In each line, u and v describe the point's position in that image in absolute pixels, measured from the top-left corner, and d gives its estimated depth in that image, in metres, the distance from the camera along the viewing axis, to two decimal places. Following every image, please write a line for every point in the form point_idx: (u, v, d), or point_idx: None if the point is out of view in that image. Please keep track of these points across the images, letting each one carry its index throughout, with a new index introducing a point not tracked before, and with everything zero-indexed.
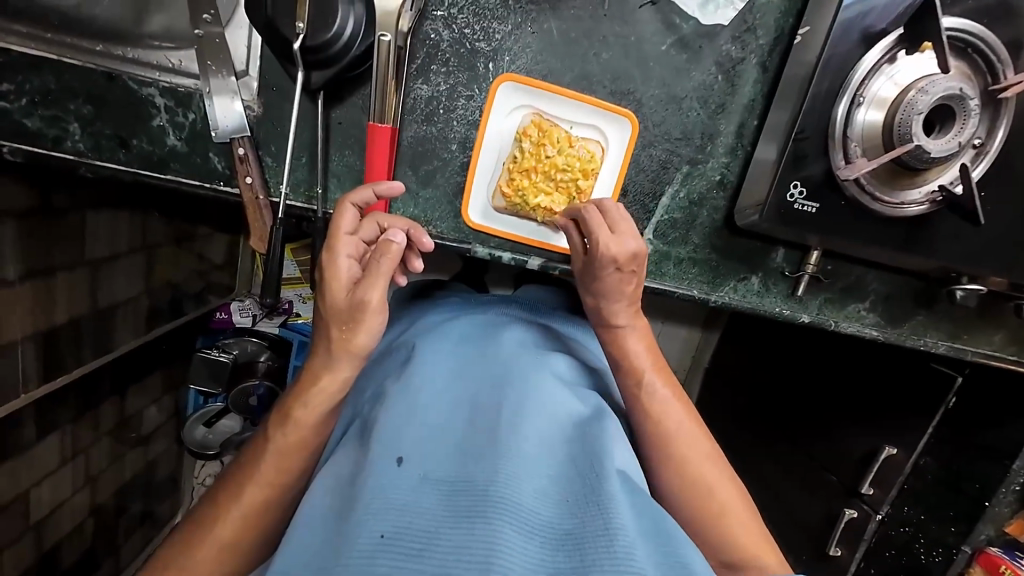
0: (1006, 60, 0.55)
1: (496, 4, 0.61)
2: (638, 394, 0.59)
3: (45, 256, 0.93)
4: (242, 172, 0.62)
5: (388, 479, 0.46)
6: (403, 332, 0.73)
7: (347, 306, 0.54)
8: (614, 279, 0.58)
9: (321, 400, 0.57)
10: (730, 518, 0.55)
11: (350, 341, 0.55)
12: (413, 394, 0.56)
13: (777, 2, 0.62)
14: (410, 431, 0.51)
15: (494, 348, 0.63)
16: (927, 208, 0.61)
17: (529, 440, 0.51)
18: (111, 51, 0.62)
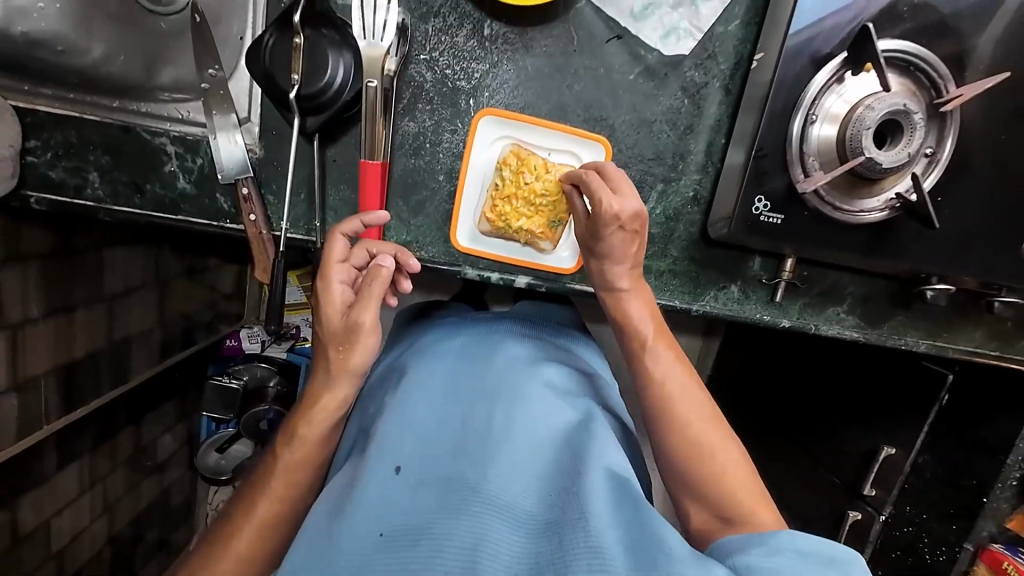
0: (947, 76, 0.60)
1: (474, 45, 0.66)
2: (638, 354, 0.61)
3: (67, 294, 0.98)
4: (247, 210, 0.68)
5: (385, 484, 0.52)
6: (406, 347, 0.76)
7: (343, 328, 0.59)
8: (617, 238, 0.60)
9: (322, 418, 0.61)
10: (728, 476, 0.55)
11: (346, 361, 0.59)
12: (409, 405, 0.60)
13: (734, 31, 0.66)
14: (407, 440, 0.56)
15: (488, 356, 0.67)
16: (887, 214, 0.64)
17: (514, 442, 0.55)
18: (127, 106, 0.68)
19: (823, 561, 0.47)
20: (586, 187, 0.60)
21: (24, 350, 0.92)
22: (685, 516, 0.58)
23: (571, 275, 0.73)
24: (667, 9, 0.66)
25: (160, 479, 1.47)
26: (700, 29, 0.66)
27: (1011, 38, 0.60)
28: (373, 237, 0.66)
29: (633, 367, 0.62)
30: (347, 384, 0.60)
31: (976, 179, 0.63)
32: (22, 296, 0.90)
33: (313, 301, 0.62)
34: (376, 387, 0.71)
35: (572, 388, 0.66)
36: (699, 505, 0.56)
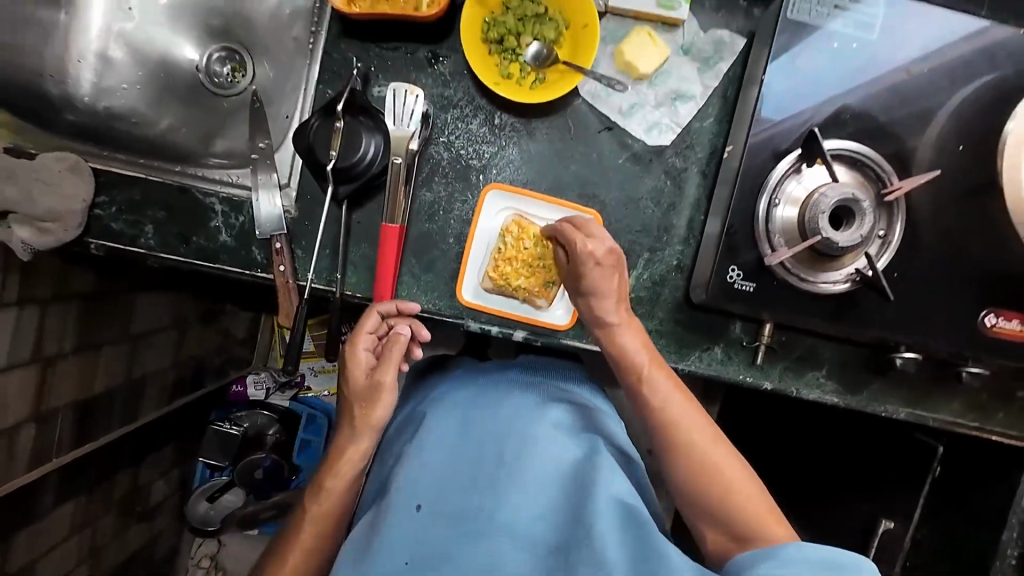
0: (890, 171, 0.69)
1: (485, 131, 0.78)
2: (636, 383, 0.65)
3: (99, 332, 1.05)
4: (277, 262, 0.76)
5: (407, 521, 0.61)
6: (421, 395, 0.83)
7: (365, 387, 0.70)
8: (597, 274, 0.67)
9: (347, 465, 0.70)
10: (737, 491, 0.59)
11: (368, 414, 0.69)
12: (423, 449, 0.67)
13: (709, 127, 0.78)
14: (425, 480, 0.64)
15: (496, 399, 0.73)
16: (849, 286, 0.71)
17: (522, 481, 0.63)
18: (187, 170, 0.79)
19: (829, 563, 0.52)
20: (562, 237, 0.69)
21: (51, 383, 0.97)
22: (701, 538, 0.61)
23: (565, 331, 0.79)
24: (650, 107, 0.77)
25: (148, 525, 1.46)
26: (679, 124, 0.78)
27: (943, 141, 0.70)
28: (385, 300, 0.75)
29: (633, 396, 0.66)
30: (370, 433, 0.70)
31: (926, 258, 0.71)
32: (62, 331, 0.96)
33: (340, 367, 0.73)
34: (395, 433, 0.78)
35: (578, 423, 0.72)
36: (714, 524, 0.60)
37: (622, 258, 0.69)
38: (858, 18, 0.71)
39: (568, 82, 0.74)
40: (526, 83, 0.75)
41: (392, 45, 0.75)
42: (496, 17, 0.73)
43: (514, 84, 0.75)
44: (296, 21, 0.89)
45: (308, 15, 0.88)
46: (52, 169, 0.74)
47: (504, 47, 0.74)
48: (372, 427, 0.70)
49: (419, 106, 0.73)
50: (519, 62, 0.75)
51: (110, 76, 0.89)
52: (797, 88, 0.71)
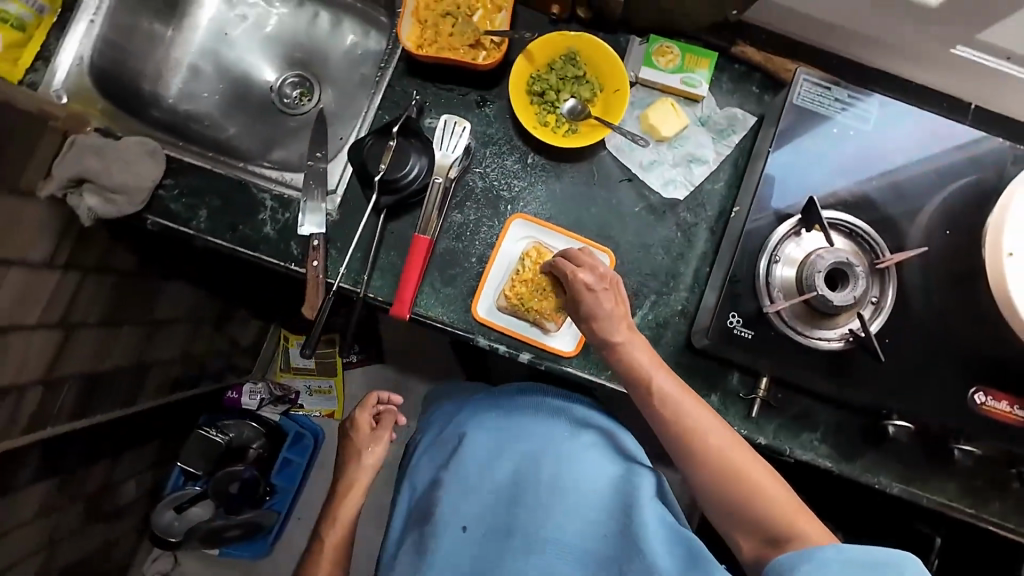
0: (880, 245, 0.76)
1: (518, 168, 0.86)
2: (650, 391, 0.67)
3: (123, 311, 1.09)
4: (311, 257, 0.82)
5: (457, 540, 0.75)
6: (444, 422, 0.93)
7: (362, 440, 0.94)
8: (590, 299, 0.72)
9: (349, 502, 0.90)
10: (766, 491, 0.60)
11: (362, 459, 0.93)
12: (467, 475, 0.79)
13: (719, 190, 0.86)
14: (468, 505, 0.77)
15: (523, 428, 0.83)
16: (842, 345, 0.75)
17: (559, 499, 0.74)
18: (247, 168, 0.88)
19: (874, 564, 0.50)
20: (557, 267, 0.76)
21: (69, 349, 0.99)
22: (737, 545, 0.62)
23: (569, 358, 0.83)
24: (667, 166, 0.86)
25: (109, 526, 1.40)
26: (692, 184, 0.86)
27: (934, 225, 0.77)
28: (403, 310, 0.81)
29: (646, 405, 0.67)
30: (365, 472, 0.92)
31: (916, 330, 0.76)
32: (93, 303, 1.01)
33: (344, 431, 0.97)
34: (430, 453, 0.88)
35: (608, 445, 0.82)
36: (746, 527, 0.60)
37: (617, 284, 0.74)
38: (856, 111, 0.79)
39: (595, 136, 0.84)
40: (560, 132, 0.85)
41: (448, 86, 0.86)
42: (541, 74, 0.85)
43: (549, 130, 0.85)
44: (367, 62, 1.03)
45: (378, 58, 1.03)
46: (132, 149, 0.83)
47: (545, 99, 0.85)
48: (362, 469, 0.92)
49: (465, 139, 0.83)
50: (556, 113, 0.85)
51: (195, 85, 1.03)
52: (803, 163, 0.79)
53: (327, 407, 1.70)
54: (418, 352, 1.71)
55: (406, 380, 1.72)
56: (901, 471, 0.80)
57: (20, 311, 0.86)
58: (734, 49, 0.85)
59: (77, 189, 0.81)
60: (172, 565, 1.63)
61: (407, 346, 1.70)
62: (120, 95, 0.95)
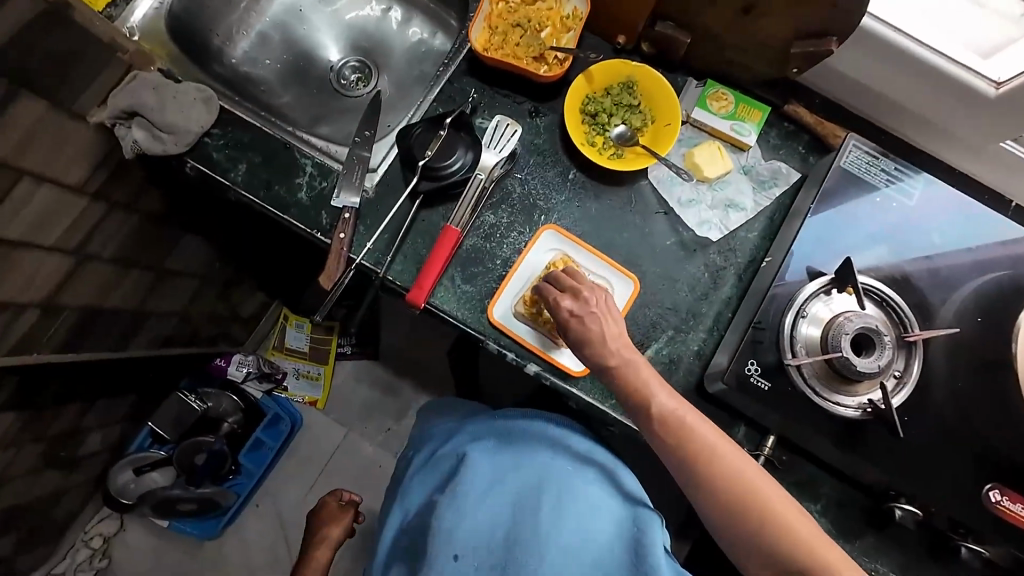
0: (909, 317, 0.75)
1: (558, 182, 0.87)
2: (650, 407, 0.64)
3: (137, 252, 1.08)
4: (340, 228, 0.82)
5: (450, 570, 0.70)
6: (442, 441, 0.90)
7: (330, 522, 1.16)
8: (573, 325, 0.69)
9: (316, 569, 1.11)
10: (779, 512, 0.57)
11: (328, 537, 1.14)
12: (465, 497, 0.75)
13: (752, 239, 0.86)
14: (461, 533, 0.72)
15: (524, 453, 0.81)
16: (860, 414, 0.73)
17: (563, 534, 0.71)
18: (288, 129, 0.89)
19: None
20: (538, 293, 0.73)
21: (76, 279, 0.98)
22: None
23: (576, 378, 0.81)
24: (704, 206, 0.86)
25: (64, 474, 1.34)
26: (727, 228, 0.86)
27: (966, 310, 0.76)
28: (421, 297, 0.80)
29: (646, 424, 0.65)
30: (331, 544, 1.13)
31: (937, 414, 0.73)
32: (111, 238, 1.00)
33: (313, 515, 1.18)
34: (427, 470, 0.86)
35: (613, 483, 0.81)
36: (763, 554, 0.57)
37: (603, 304, 0.70)
38: (902, 186, 0.80)
39: (639, 164, 0.85)
40: (605, 153, 0.86)
41: (505, 91, 0.88)
42: (597, 96, 0.87)
43: (595, 150, 0.86)
44: (429, 60, 1.07)
45: (440, 57, 1.07)
46: (188, 94, 0.84)
47: (596, 119, 0.86)
48: (329, 542, 1.13)
49: (514, 143, 0.85)
50: (605, 135, 0.86)
51: (259, 51, 1.07)
52: (841, 226, 0.79)
53: (311, 394, 1.65)
54: (415, 355, 1.68)
55: (397, 381, 1.68)
56: (899, 561, 0.76)
57: (40, 229, 0.85)
58: (786, 107, 0.86)
59: (127, 121, 0.82)
60: (117, 528, 1.57)
61: (406, 347, 1.68)
62: (190, 44, 0.98)
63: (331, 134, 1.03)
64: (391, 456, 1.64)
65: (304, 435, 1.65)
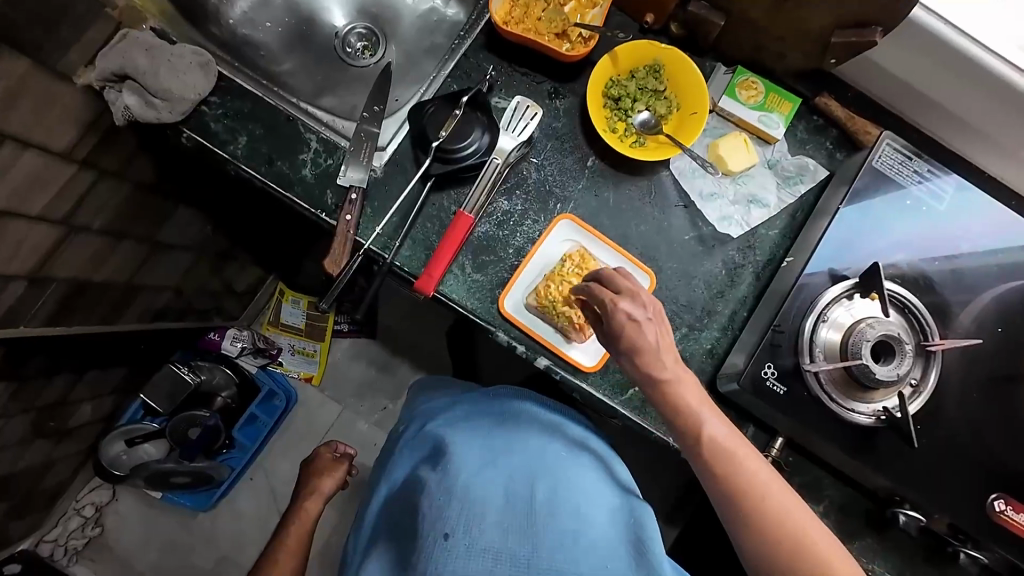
0: (932, 326, 0.74)
1: (575, 169, 0.83)
2: (696, 431, 0.62)
3: (129, 222, 1.03)
4: (346, 210, 0.78)
5: (439, 553, 0.60)
6: (433, 417, 0.87)
7: (321, 480, 1.13)
8: (632, 331, 0.62)
9: (303, 523, 1.07)
10: (811, 541, 0.57)
11: (318, 491, 1.11)
12: (457, 475, 0.68)
13: (773, 237, 0.83)
14: (452, 511, 0.64)
15: (521, 436, 0.77)
16: (873, 422, 0.73)
17: (562, 519, 0.65)
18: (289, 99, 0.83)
19: None
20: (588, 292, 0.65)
21: (64, 250, 0.93)
22: None
23: (586, 374, 0.79)
24: (726, 202, 0.83)
25: (54, 445, 1.32)
26: (748, 224, 0.83)
27: (987, 318, 0.75)
28: (430, 285, 0.76)
29: (688, 445, 0.62)
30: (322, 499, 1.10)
31: (948, 421, 0.73)
32: (101, 208, 0.95)
33: (304, 468, 1.16)
34: (415, 445, 0.83)
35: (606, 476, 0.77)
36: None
37: (660, 312, 0.64)
38: (931, 187, 0.78)
39: (660, 154, 0.81)
40: (626, 142, 0.82)
41: (523, 69, 0.83)
42: (620, 79, 0.82)
43: (616, 137, 0.82)
44: (441, 31, 1.00)
45: (454, 28, 1.00)
46: (184, 57, 0.78)
47: (619, 105, 0.82)
48: (320, 498, 1.10)
49: (532, 126, 0.80)
50: (627, 122, 0.82)
51: (261, 13, 0.99)
52: (866, 227, 0.77)
53: (307, 370, 1.63)
54: (414, 335, 1.66)
55: (395, 361, 1.66)
56: (896, 563, 0.77)
57: (25, 197, 0.80)
58: (817, 99, 0.83)
59: (118, 85, 0.76)
60: (109, 498, 1.56)
61: (404, 327, 1.65)
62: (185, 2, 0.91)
63: (336, 107, 0.98)
64: (387, 435, 1.63)
65: (299, 411, 1.64)
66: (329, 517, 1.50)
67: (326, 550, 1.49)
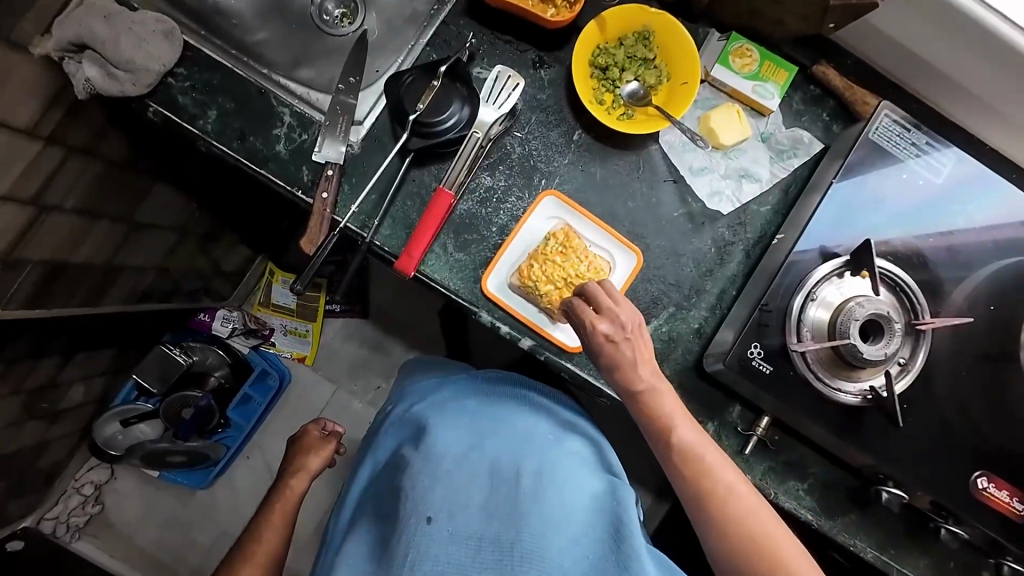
0: (923, 304, 0.72)
1: (561, 143, 0.80)
2: (674, 442, 0.62)
3: (105, 202, 1.00)
4: (322, 187, 0.75)
5: (420, 537, 0.58)
6: (417, 401, 0.86)
7: (305, 459, 1.13)
8: (608, 350, 0.64)
9: (286, 503, 1.07)
10: (785, 560, 0.57)
11: (301, 470, 1.10)
12: (441, 460, 0.68)
13: (764, 213, 0.81)
14: (436, 494, 0.63)
15: (506, 423, 0.77)
16: (860, 401, 0.72)
17: (546, 503, 0.64)
18: (261, 71, 0.79)
19: None
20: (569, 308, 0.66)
21: (37, 231, 0.90)
22: None
23: (572, 354, 0.78)
24: (717, 177, 0.80)
25: (46, 426, 1.32)
26: (739, 200, 0.80)
27: (981, 295, 0.73)
28: (410, 265, 0.74)
29: (664, 455, 0.63)
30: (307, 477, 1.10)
31: (934, 400, 0.72)
32: (74, 187, 0.92)
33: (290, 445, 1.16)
34: (397, 428, 0.83)
35: (589, 462, 0.77)
36: None
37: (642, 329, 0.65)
38: (929, 160, 0.75)
39: (650, 127, 0.78)
40: (614, 114, 0.79)
41: (506, 37, 0.79)
42: (608, 47, 0.78)
43: (602, 109, 0.78)
44: None
45: None
46: (146, 25, 0.74)
47: (607, 75, 0.78)
48: (303, 478, 1.10)
49: (515, 98, 0.77)
50: (614, 93, 0.79)
51: None
52: (860, 200, 0.74)
53: (299, 351, 1.63)
54: (406, 315, 1.64)
55: (387, 341, 1.66)
56: (878, 537, 0.77)
57: None
58: (814, 67, 0.79)
59: (78, 57, 0.73)
60: (108, 477, 1.57)
61: (396, 307, 1.64)
62: None
63: (313, 78, 0.94)
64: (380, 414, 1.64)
65: (293, 391, 1.64)
66: (324, 494, 1.52)
67: (320, 526, 1.51)
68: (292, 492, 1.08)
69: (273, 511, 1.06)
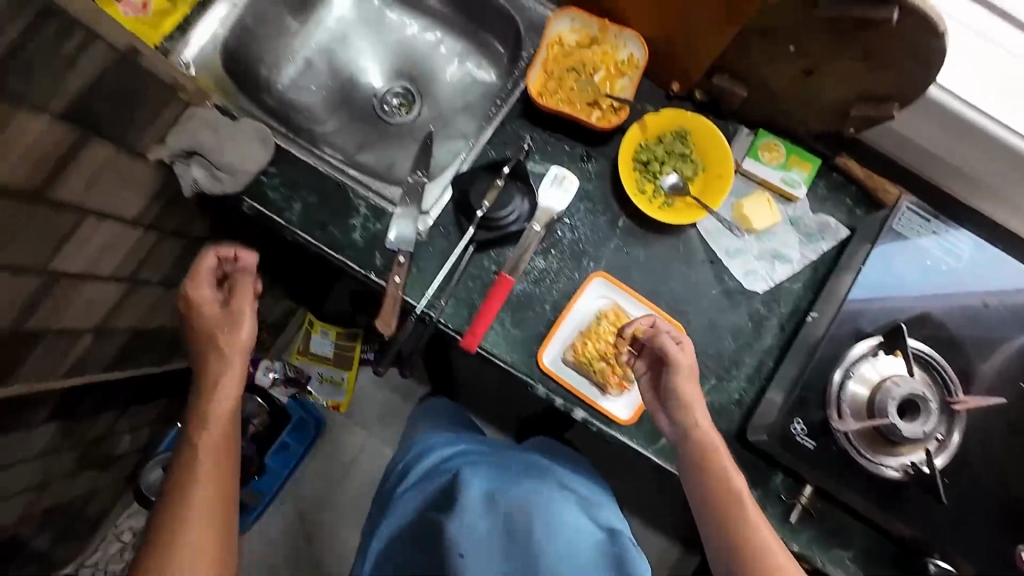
0: (956, 382, 0.77)
1: (606, 227, 0.88)
2: (716, 485, 0.71)
3: (182, 272, 1.10)
4: (394, 272, 0.83)
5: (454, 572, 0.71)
6: (433, 451, 0.89)
7: (224, 335, 0.73)
8: (688, 374, 0.75)
9: (187, 492, 0.67)
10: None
11: (223, 345, 0.72)
12: (464, 512, 0.74)
13: (796, 289, 0.87)
14: (465, 540, 0.72)
15: (521, 472, 0.79)
16: (902, 475, 0.76)
17: (552, 548, 0.69)
18: (338, 166, 0.88)
19: None
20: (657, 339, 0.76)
21: (126, 302, 0.99)
22: None
23: (622, 425, 0.83)
24: (752, 258, 0.87)
25: (98, 476, 1.37)
26: (773, 279, 0.87)
27: (1009, 372, 0.78)
28: (473, 342, 0.82)
29: (700, 479, 0.72)
30: (239, 356, 0.73)
31: (972, 472, 0.76)
32: (160, 262, 1.02)
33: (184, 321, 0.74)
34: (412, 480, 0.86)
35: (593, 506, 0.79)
36: None
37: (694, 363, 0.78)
38: (950, 245, 0.82)
39: (688, 217, 0.86)
40: (655, 203, 0.87)
41: (556, 135, 0.89)
42: (650, 143, 0.87)
43: (644, 198, 0.87)
44: (478, 92, 1.08)
45: (490, 90, 1.08)
46: (246, 131, 0.85)
47: (648, 168, 0.87)
48: (216, 347, 0.72)
49: (571, 195, 0.86)
50: (655, 183, 0.87)
51: (307, 77, 1.07)
52: (897, 263, 0.82)
53: (335, 400, 1.65)
54: None
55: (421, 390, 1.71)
56: None
57: (100, 260, 0.86)
58: (837, 159, 0.87)
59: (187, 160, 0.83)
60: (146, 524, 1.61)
61: None
62: (241, 74, 0.98)
63: (375, 163, 1.06)
64: None
65: (328, 438, 1.69)
66: None
67: None
68: (216, 379, 0.72)
69: (167, 509, 0.66)
